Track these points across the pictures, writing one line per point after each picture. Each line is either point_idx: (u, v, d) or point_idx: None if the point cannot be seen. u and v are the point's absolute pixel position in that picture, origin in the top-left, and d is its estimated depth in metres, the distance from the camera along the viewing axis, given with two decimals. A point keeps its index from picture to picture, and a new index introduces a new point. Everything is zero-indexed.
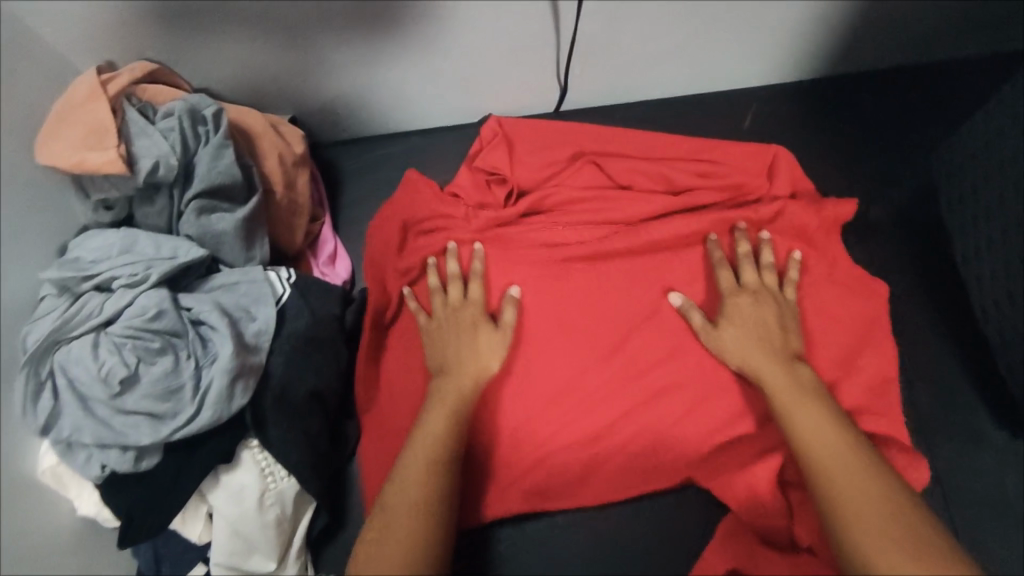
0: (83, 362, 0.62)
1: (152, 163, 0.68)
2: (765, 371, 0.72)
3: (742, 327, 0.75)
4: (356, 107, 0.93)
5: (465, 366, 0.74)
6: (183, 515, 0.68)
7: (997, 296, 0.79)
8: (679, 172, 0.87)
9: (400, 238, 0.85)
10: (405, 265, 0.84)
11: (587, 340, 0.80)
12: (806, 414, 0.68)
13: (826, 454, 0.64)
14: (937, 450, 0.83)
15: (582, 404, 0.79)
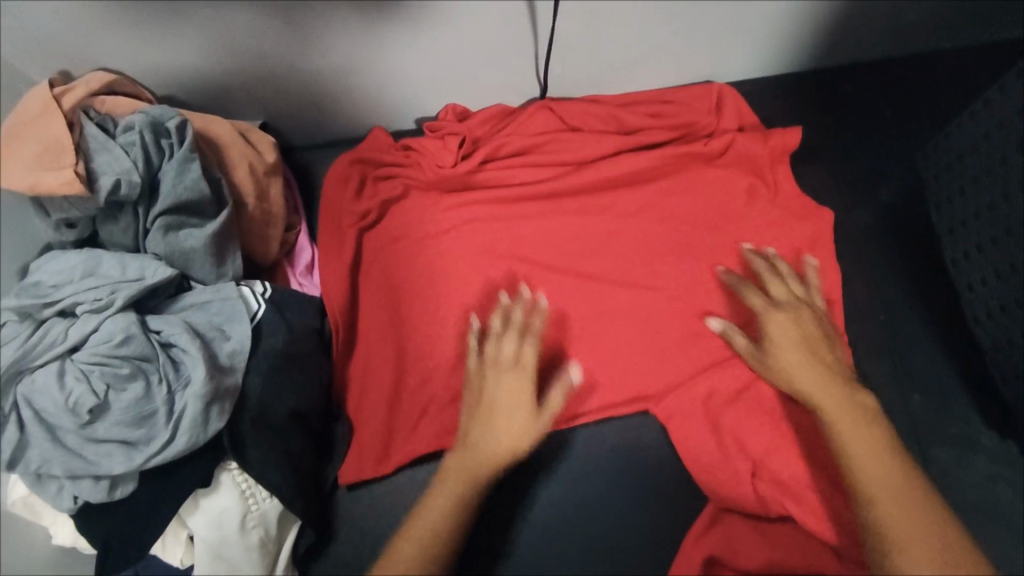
0: (49, 392, 0.60)
1: (113, 181, 0.65)
2: (819, 394, 0.65)
3: (787, 345, 0.69)
4: (328, 111, 0.89)
5: (499, 441, 0.66)
6: (162, 541, 0.66)
7: (997, 303, 0.68)
8: (631, 113, 0.87)
9: (359, 183, 0.88)
10: (361, 209, 0.87)
11: (537, 270, 0.85)
12: (857, 438, 0.60)
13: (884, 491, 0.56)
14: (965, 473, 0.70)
15: (531, 337, 0.82)
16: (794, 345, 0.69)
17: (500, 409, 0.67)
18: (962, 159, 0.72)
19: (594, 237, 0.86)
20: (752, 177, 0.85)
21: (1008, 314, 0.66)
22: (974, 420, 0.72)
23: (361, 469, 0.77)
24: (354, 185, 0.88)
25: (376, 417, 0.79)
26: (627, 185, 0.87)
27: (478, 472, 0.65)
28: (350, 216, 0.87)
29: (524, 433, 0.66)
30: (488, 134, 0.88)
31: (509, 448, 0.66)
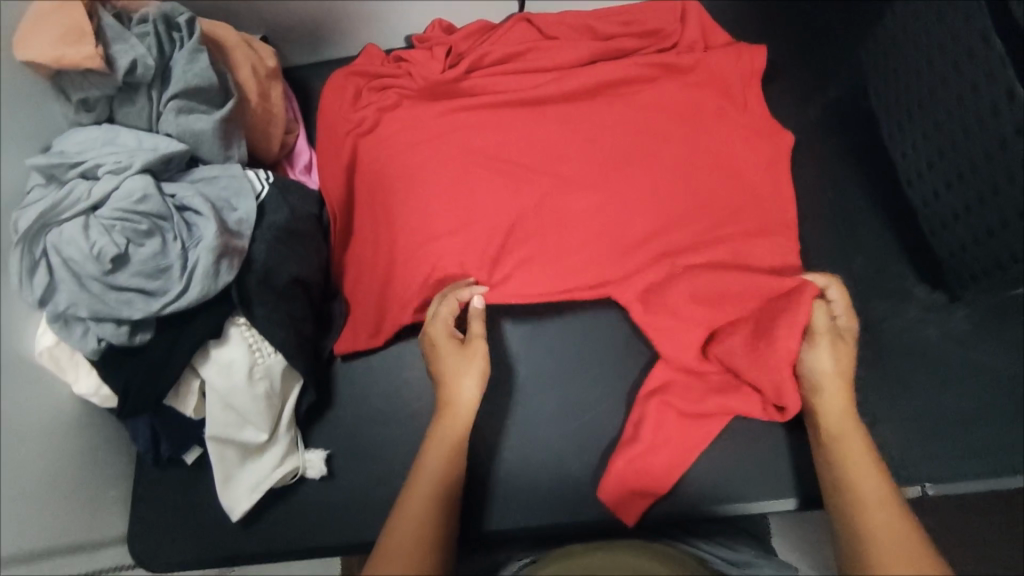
0: (76, 241, 0.66)
1: (129, 62, 0.72)
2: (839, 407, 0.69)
3: (831, 370, 0.71)
4: (326, 25, 0.97)
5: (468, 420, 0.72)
6: (175, 391, 0.73)
7: (921, 163, 0.82)
8: (603, 23, 0.95)
9: (355, 92, 0.94)
10: (356, 116, 0.92)
11: (525, 166, 0.89)
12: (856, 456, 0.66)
13: (876, 505, 0.61)
14: (899, 316, 0.80)
15: (517, 230, 0.86)
16: (843, 370, 0.71)
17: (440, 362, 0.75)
18: (886, 52, 0.86)
19: (572, 139, 0.89)
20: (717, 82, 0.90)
21: (928, 171, 0.81)
22: (908, 274, 0.81)
23: (356, 341, 0.84)
24: (351, 95, 0.93)
25: (371, 292, 0.86)
26: (605, 96, 0.91)
27: (449, 436, 0.70)
28: (343, 121, 0.92)
29: (468, 376, 0.74)
30: (472, 46, 0.94)
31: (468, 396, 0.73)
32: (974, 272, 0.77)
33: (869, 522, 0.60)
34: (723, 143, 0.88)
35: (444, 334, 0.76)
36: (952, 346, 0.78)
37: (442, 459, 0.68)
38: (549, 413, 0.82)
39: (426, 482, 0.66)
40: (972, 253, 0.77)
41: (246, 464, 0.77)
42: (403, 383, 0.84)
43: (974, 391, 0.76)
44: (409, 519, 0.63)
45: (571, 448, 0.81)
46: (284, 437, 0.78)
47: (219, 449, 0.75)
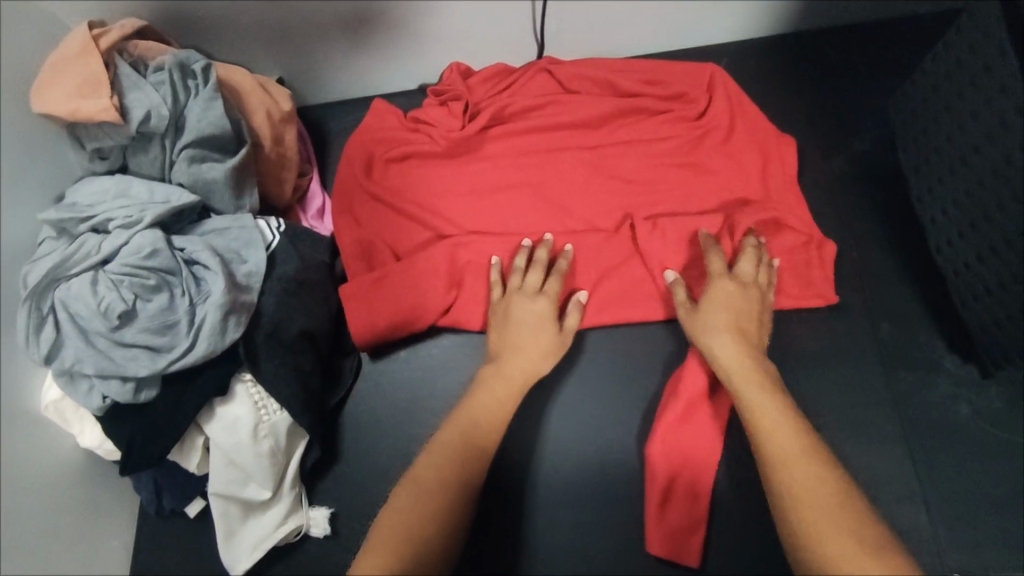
0: (83, 297, 0.66)
1: (143, 113, 0.71)
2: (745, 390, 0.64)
3: (719, 308, 0.71)
4: (343, 69, 0.95)
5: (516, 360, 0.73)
6: (180, 445, 0.72)
7: (959, 228, 0.77)
8: (627, 79, 0.88)
9: (366, 162, 0.88)
10: (370, 178, 0.87)
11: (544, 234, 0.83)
12: (772, 430, 0.59)
13: (785, 447, 0.58)
14: (928, 389, 0.76)
15: None
16: (737, 308, 0.71)
17: (527, 314, 0.75)
18: (919, 110, 0.83)
19: (594, 209, 0.84)
20: (749, 141, 0.85)
21: (963, 239, 0.77)
22: (937, 343, 0.78)
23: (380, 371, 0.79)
24: (362, 165, 0.88)
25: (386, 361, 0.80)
26: (630, 147, 0.86)
27: (510, 385, 0.71)
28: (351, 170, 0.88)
29: (546, 356, 0.74)
30: (489, 98, 0.90)
31: (533, 349, 0.73)
32: (1010, 350, 0.73)
33: (783, 471, 0.56)
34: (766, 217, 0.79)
35: (551, 312, 0.75)
36: (982, 423, 0.75)
37: (499, 397, 0.70)
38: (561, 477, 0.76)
39: (468, 424, 0.67)
40: (1009, 331, 0.73)
41: (249, 520, 0.75)
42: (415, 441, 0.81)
43: (1004, 471, 0.73)
44: (445, 451, 0.63)
45: (590, 517, 0.75)
46: (287, 496, 0.75)
47: (223, 505, 0.74)
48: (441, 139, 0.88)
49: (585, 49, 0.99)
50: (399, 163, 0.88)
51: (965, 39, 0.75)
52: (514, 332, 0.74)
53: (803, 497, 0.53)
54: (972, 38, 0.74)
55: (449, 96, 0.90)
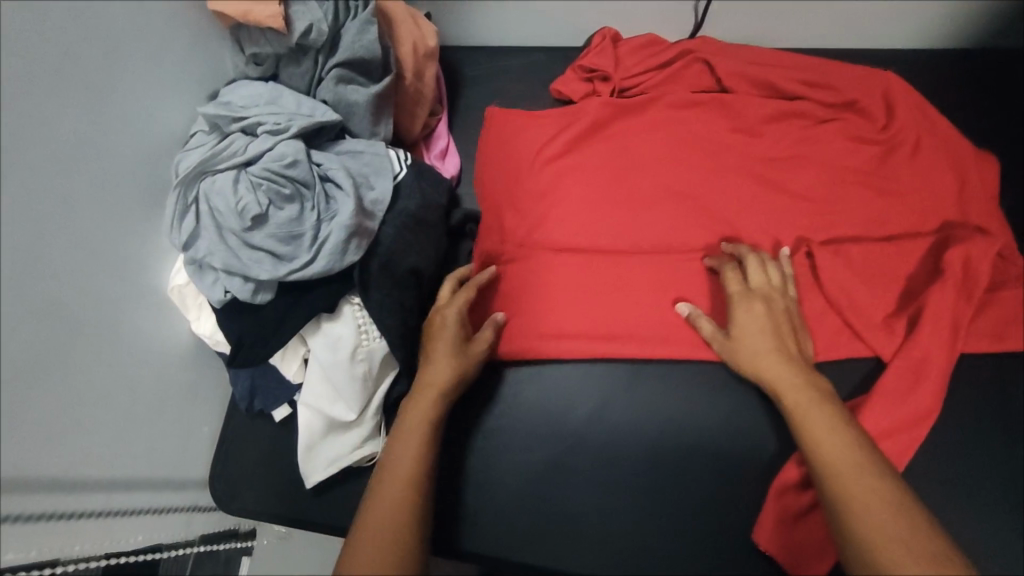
0: (225, 193, 0.68)
1: (306, 26, 0.71)
2: (800, 405, 0.64)
3: (754, 337, 0.70)
4: (491, 12, 0.93)
5: (438, 377, 0.69)
6: (282, 351, 0.75)
7: None
8: (790, 81, 0.85)
9: (502, 119, 0.87)
10: (506, 138, 0.87)
11: (668, 218, 0.81)
12: (827, 438, 0.60)
13: (847, 472, 0.57)
14: None
15: (644, 286, 0.79)
16: (762, 331, 0.70)
17: (439, 334, 0.73)
18: None
19: (721, 204, 0.81)
20: (894, 162, 0.82)
21: None
22: None
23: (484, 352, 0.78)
24: (499, 124, 0.87)
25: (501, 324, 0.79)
26: (769, 152, 0.83)
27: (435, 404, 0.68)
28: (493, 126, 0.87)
29: (451, 357, 0.71)
30: (640, 70, 0.88)
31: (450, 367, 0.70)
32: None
33: (857, 501, 0.55)
34: (891, 243, 0.78)
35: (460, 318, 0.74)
36: None
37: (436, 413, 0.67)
38: (638, 468, 0.73)
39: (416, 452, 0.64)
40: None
41: (329, 437, 0.77)
42: (535, 398, 0.77)
43: None
44: (399, 482, 0.61)
45: (666, 520, 0.71)
46: (368, 423, 0.77)
47: (309, 417, 0.76)
48: (580, 106, 0.86)
49: (741, 32, 0.93)
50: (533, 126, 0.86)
51: None
52: (440, 358, 0.71)
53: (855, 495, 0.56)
54: None
55: (593, 69, 0.89)
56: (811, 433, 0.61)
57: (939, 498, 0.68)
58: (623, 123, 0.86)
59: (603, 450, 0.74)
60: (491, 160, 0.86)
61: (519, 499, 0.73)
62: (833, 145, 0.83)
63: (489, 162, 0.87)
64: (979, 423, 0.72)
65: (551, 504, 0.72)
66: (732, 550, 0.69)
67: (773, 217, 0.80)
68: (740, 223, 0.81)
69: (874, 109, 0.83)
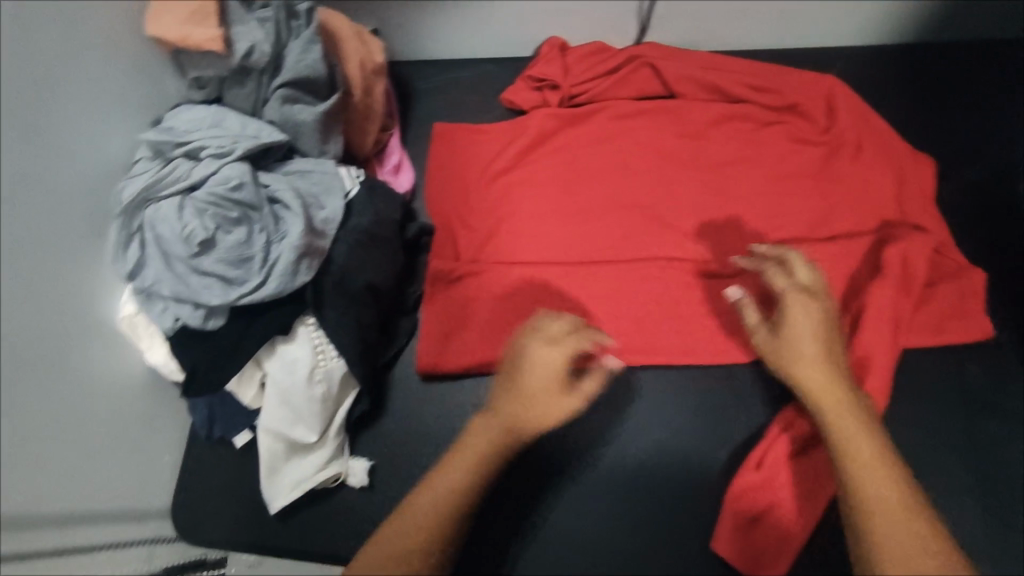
0: (169, 220, 0.67)
1: (247, 47, 0.71)
2: (850, 432, 0.59)
3: (807, 341, 0.64)
4: (440, 26, 0.94)
5: (513, 414, 0.61)
6: (239, 377, 0.74)
7: None
8: (734, 84, 0.87)
9: (454, 135, 0.91)
10: (457, 153, 0.90)
11: (619, 226, 0.83)
12: (873, 472, 0.56)
13: (887, 509, 0.54)
14: (1008, 439, 0.72)
15: (600, 292, 0.80)
16: (816, 338, 0.64)
17: (527, 371, 0.61)
18: None
19: (671, 210, 0.83)
20: (837, 158, 0.84)
21: None
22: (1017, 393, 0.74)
23: (444, 364, 0.81)
24: (450, 142, 0.91)
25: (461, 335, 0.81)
26: (716, 156, 0.85)
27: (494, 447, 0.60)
28: (444, 142, 0.91)
29: (548, 408, 0.61)
30: (587, 78, 0.89)
31: (546, 404, 0.61)
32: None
33: (887, 541, 0.52)
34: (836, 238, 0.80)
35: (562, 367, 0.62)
36: None
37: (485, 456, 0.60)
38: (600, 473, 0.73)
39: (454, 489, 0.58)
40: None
41: (292, 460, 0.77)
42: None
43: None
44: (421, 527, 0.56)
45: (633, 523, 0.71)
46: (330, 443, 0.77)
47: (270, 441, 0.75)
48: (527, 119, 0.89)
49: (687, 36, 0.94)
50: (482, 145, 0.90)
51: None
52: (524, 401, 0.61)
53: (887, 536, 0.52)
54: None
55: (541, 79, 0.90)
56: (852, 455, 0.58)
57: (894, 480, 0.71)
58: (572, 132, 0.88)
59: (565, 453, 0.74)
60: (445, 176, 0.89)
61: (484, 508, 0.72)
62: (777, 147, 0.85)
63: (445, 179, 0.89)
64: (931, 409, 0.74)
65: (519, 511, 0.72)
66: (703, 549, 0.69)
67: (722, 219, 0.82)
68: (691, 226, 0.83)
69: (814, 112, 0.86)
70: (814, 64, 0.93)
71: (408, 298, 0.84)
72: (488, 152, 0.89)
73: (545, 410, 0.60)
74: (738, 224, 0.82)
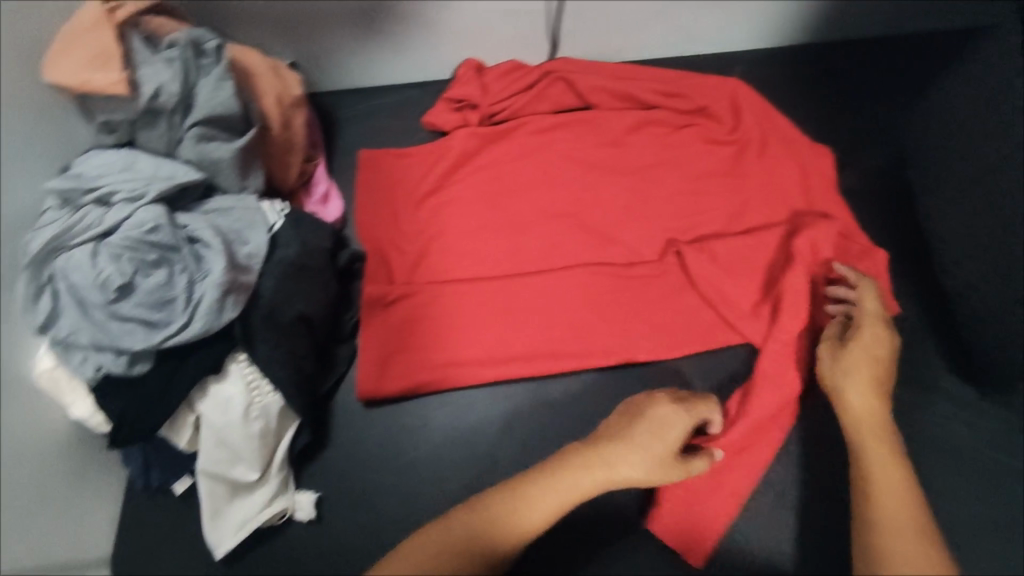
0: (83, 268, 0.65)
1: (154, 89, 0.71)
2: (880, 450, 0.58)
3: (864, 355, 0.66)
4: (358, 56, 0.95)
5: (609, 466, 0.61)
6: (172, 421, 0.72)
7: (982, 274, 0.72)
8: (645, 90, 0.91)
9: (382, 162, 0.93)
10: (385, 179, 0.92)
11: (547, 236, 0.85)
12: (894, 483, 0.55)
13: (910, 530, 0.50)
14: (934, 404, 0.74)
15: (531, 302, 0.82)
16: (872, 360, 0.66)
17: (644, 426, 0.64)
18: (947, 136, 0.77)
19: (595, 215, 0.86)
20: (747, 155, 0.89)
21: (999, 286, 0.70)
22: (936, 361, 0.76)
23: (382, 388, 0.80)
24: (377, 168, 0.92)
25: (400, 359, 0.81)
26: (633, 161, 0.89)
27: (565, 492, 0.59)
28: (371, 169, 0.93)
29: (646, 474, 0.62)
30: (504, 95, 0.92)
31: (644, 468, 0.62)
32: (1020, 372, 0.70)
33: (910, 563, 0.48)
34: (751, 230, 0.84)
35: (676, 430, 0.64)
36: (982, 445, 0.73)
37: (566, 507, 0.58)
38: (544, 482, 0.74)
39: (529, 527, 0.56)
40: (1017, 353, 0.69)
41: (235, 501, 0.75)
42: (447, 425, 0.80)
43: (1009, 496, 0.70)
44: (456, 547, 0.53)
45: (578, 523, 0.71)
46: (273, 479, 0.75)
47: (210, 484, 0.74)
48: (449, 140, 0.91)
49: (598, 50, 0.99)
50: (408, 168, 0.92)
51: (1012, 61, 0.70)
52: (652, 447, 0.63)
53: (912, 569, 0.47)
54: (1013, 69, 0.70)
55: (461, 99, 0.93)
56: (874, 484, 0.55)
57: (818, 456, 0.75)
58: (494, 148, 0.91)
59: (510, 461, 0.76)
60: (374, 202, 0.91)
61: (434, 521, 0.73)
62: (690, 149, 0.89)
63: (374, 204, 0.91)
64: None
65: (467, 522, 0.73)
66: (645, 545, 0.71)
67: (644, 221, 0.86)
68: (615, 229, 0.86)
69: (722, 113, 0.90)
70: (718, 69, 0.99)
71: (344, 326, 0.84)
72: (414, 175, 0.91)
73: (628, 481, 0.61)
74: (659, 225, 0.86)
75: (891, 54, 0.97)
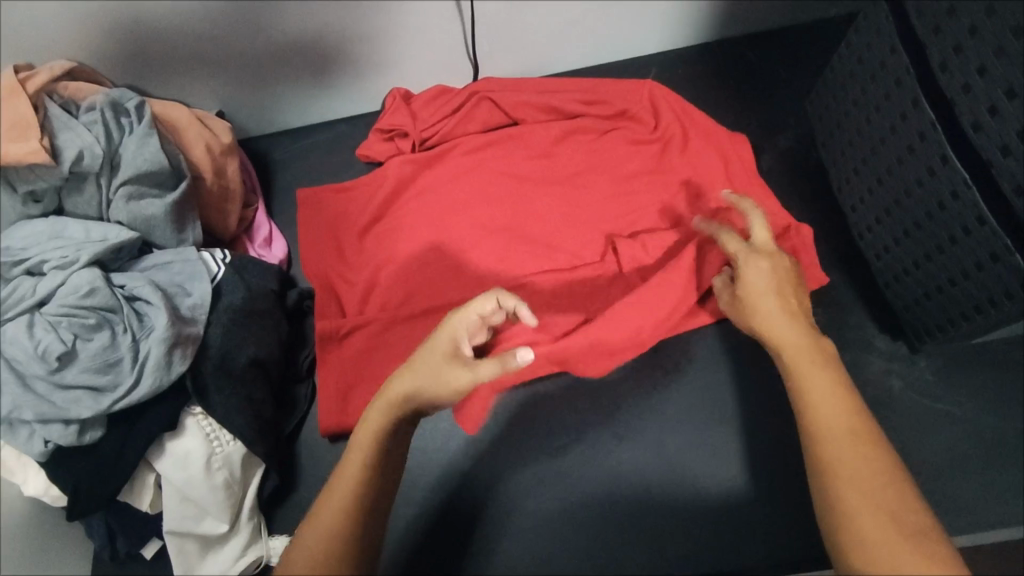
0: (18, 342, 0.64)
1: (76, 153, 0.70)
2: (803, 366, 0.60)
3: (758, 286, 0.68)
4: (284, 99, 0.97)
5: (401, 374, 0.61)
6: (130, 484, 0.71)
7: (886, 241, 0.78)
8: (567, 101, 0.95)
9: (322, 198, 0.94)
10: (327, 215, 0.93)
11: (492, 252, 0.88)
12: (819, 395, 0.57)
13: (836, 438, 0.54)
14: (865, 363, 0.81)
15: None
16: (767, 288, 0.68)
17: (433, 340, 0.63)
18: (838, 115, 0.83)
19: (535, 226, 0.89)
20: (669, 150, 0.93)
21: (897, 247, 0.76)
22: (868, 325, 0.83)
23: (346, 422, 0.81)
24: (318, 206, 0.94)
25: (361, 390, 0.82)
26: (565, 169, 0.93)
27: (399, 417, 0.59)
28: (312, 206, 0.94)
29: (443, 375, 0.60)
30: (433, 121, 0.95)
31: (420, 379, 0.59)
32: (941, 319, 0.73)
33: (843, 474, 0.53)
34: (680, 220, 0.89)
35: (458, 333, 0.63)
36: (913, 396, 0.79)
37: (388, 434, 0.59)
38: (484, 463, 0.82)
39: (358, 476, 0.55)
40: (937, 303, 0.72)
41: (208, 556, 0.74)
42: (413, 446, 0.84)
43: (944, 439, 0.76)
44: (333, 524, 0.53)
45: (525, 486, 0.81)
46: (245, 528, 0.75)
47: (179, 542, 0.72)
48: (384, 169, 0.93)
49: (518, 68, 1.02)
50: (348, 200, 0.94)
51: (866, 36, 0.75)
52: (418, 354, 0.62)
53: (850, 479, 0.52)
54: (867, 40, 0.75)
55: (392, 129, 0.95)
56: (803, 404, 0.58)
57: (765, 425, 0.81)
58: (430, 173, 0.93)
59: (470, 466, 0.82)
60: (318, 237, 0.92)
61: (414, 531, 0.79)
62: (617, 152, 0.93)
63: (318, 239, 0.92)
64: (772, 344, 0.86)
65: (446, 529, 0.79)
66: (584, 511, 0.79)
67: (582, 225, 0.89)
68: (557, 238, 0.88)
69: (643, 114, 0.95)
70: (633, 75, 1.04)
71: (301, 363, 0.85)
72: (353, 207, 0.93)
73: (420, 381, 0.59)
74: (595, 226, 0.89)
75: (790, 42, 1.03)
